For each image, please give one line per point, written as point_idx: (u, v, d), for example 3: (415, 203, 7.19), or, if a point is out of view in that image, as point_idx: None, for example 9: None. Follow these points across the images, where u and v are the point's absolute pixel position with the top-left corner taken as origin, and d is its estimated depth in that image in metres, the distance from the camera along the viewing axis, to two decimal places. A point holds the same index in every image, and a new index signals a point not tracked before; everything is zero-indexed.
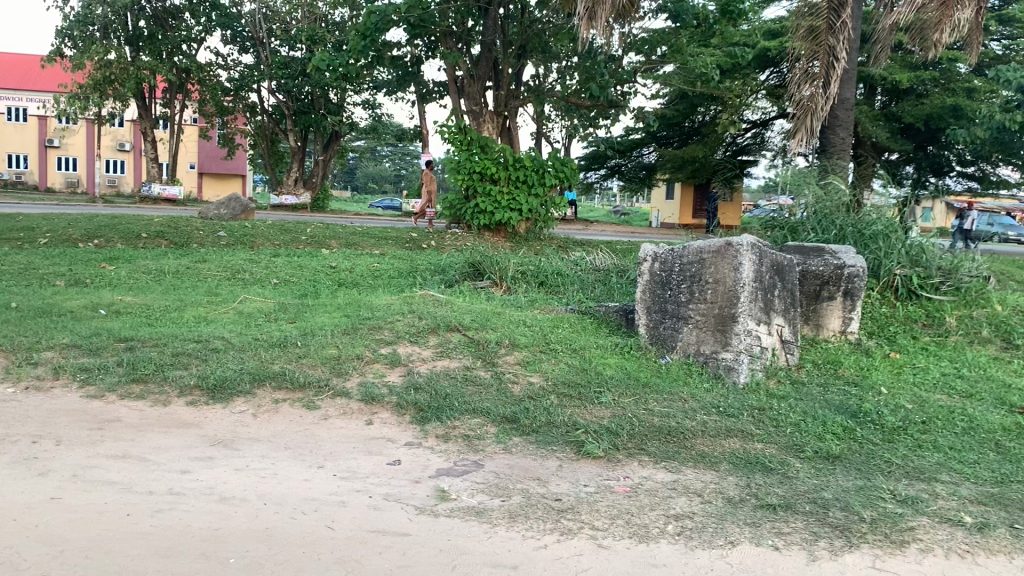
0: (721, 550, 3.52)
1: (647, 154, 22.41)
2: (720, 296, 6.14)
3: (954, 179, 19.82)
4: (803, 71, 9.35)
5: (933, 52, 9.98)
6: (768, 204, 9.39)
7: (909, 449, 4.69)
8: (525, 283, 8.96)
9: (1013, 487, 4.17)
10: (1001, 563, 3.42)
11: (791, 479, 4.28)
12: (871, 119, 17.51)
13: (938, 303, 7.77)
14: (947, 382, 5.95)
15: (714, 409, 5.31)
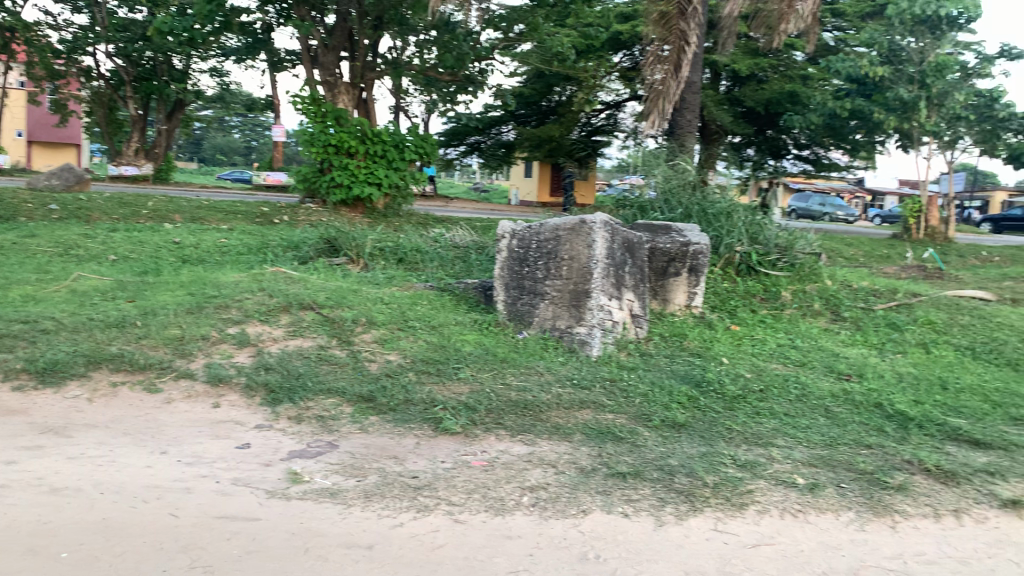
0: (574, 519, 3.60)
1: (505, 132, 22.48)
2: (574, 272, 6.28)
3: (790, 162, 20.97)
4: (654, 55, 9.66)
5: (776, 41, 10.46)
6: (620, 183, 9.63)
7: (748, 416, 4.95)
8: (383, 260, 8.85)
9: (840, 449, 4.48)
10: (829, 520, 3.67)
11: (640, 447, 4.44)
12: (715, 103, 18.15)
13: (775, 278, 8.23)
14: (783, 353, 6.33)
15: (569, 381, 5.42)
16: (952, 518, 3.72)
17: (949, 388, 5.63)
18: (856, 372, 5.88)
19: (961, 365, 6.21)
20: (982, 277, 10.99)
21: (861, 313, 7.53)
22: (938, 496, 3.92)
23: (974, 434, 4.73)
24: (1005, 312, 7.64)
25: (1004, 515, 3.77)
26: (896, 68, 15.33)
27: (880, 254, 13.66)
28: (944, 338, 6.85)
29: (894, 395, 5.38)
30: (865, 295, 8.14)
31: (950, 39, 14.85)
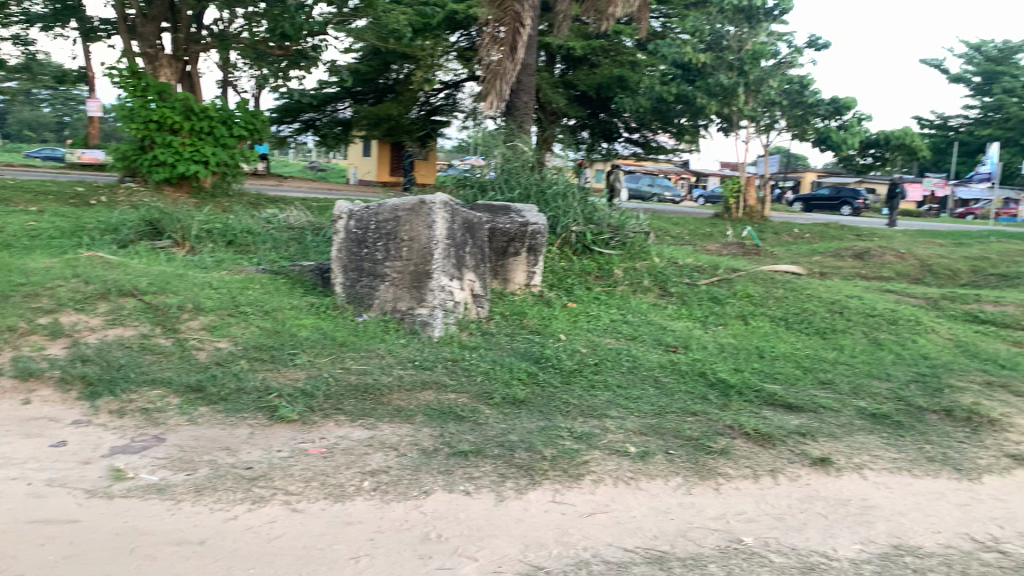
0: (415, 500, 3.59)
1: (342, 110, 22.01)
2: (415, 253, 6.24)
3: (622, 145, 21.70)
4: (490, 36, 9.69)
5: (607, 25, 10.77)
6: (461, 164, 9.54)
7: (583, 389, 5.11)
8: (211, 242, 8.46)
9: (668, 418, 4.71)
10: (660, 485, 3.85)
11: (481, 425, 4.48)
12: (551, 86, 18.50)
13: (608, 257, 8.52)
14: (616, 328, 6.56)
15: (410, 363, 5.39)
16: (769, 478, 3.99)
17: (765, 356, 6.04)
18: (681, 344, 6.19)
19: (776, 335, 6.66)
20: (793, 253, 11.83)
21: (686, 289, 7.90)
22: (757, 458, 4.19)
23: (787, 399, 5.10)
24: (813, 285, 8.25)
25: (814, 472, 4.08)
26: (717, 55, 16.16)
27: (704, 232, 14.42)
28: (760, 310, 7.32)
29: (717, 364, 5.72)
30: (690, 271, 8.56)
31: (765, 28, 15.72)
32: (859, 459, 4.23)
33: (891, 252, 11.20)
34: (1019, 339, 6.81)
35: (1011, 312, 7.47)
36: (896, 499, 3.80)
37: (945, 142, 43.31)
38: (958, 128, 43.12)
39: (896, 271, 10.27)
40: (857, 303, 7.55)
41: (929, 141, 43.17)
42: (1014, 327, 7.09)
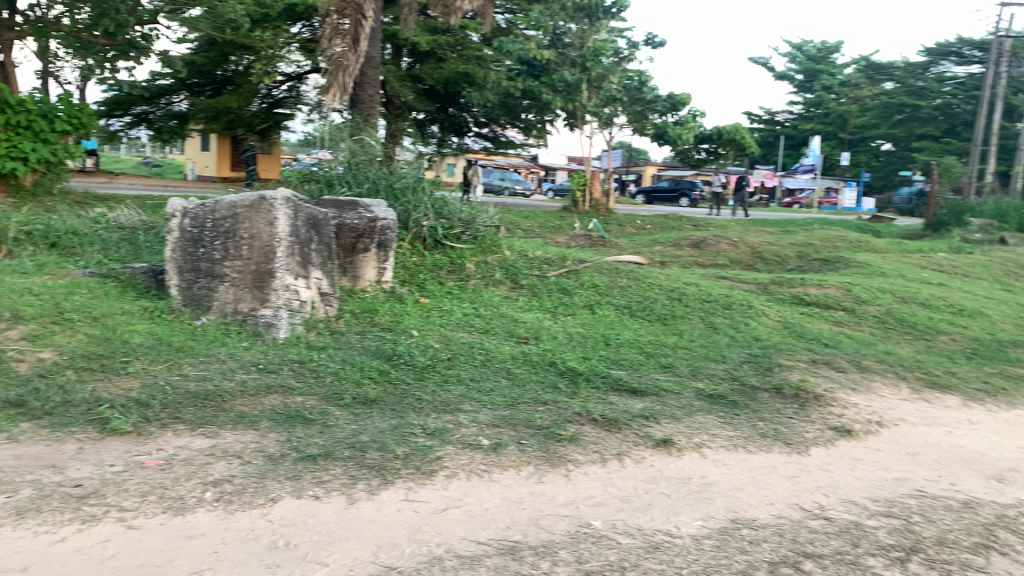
0: (262, 509, 3.47)
1: (177, 102, 20.88)
2: (256, 252, 6.02)
3: (472, 139, 21.59)
4: (332, 27, 9.48)
5: (454, 19, 10.77)
6: (307, 158, 9.22)
7: (436, 385, 5.09)
8: (32, 245, 7.86)
9: (520, 408, 4.76)
10: (512, 476, 3.89)
11: (330, 427, 4.38)
12: (398, 79, 17.82)
13: (459, 251, 8.54)
14: (468, 322, 6.57)
15: (254, 367, 5.20)
16: (616, 461, 4.11)
17: (611, 343, 6.22)
18: (532, 335, 6.28)
19: (621, 323, 6.88)
20: (637, 243, 12.25)
21: (536, 280, 8.03)
22: (604, 442, 4.32)
23: (632, 384, 5.27)
24: (655, 274, 8.58)
25: (657, 453, 4.24)
26: (560, 52, 16.53)
27: (553, 225, 14.69)
28: (606, 299, 7.54)
29: (566, 354, 5.85)
30: (540, 264, 8.70)
31: (604, 25, 16.34)
32: (699, 439, 4.43)
33: (726, 240, 11.81)
34: (840, 318, 7.35)
35: (832, 294, 8.04)
36: (733, 475, 4.01)
37: (772, 135, 46.11)
38: (784, 123, 46.07)
39: (730, 258, 10.84)
40: (696, 289, 7.90)
41: (759, 135, 45.88)
42: (835, 307, 7.64)
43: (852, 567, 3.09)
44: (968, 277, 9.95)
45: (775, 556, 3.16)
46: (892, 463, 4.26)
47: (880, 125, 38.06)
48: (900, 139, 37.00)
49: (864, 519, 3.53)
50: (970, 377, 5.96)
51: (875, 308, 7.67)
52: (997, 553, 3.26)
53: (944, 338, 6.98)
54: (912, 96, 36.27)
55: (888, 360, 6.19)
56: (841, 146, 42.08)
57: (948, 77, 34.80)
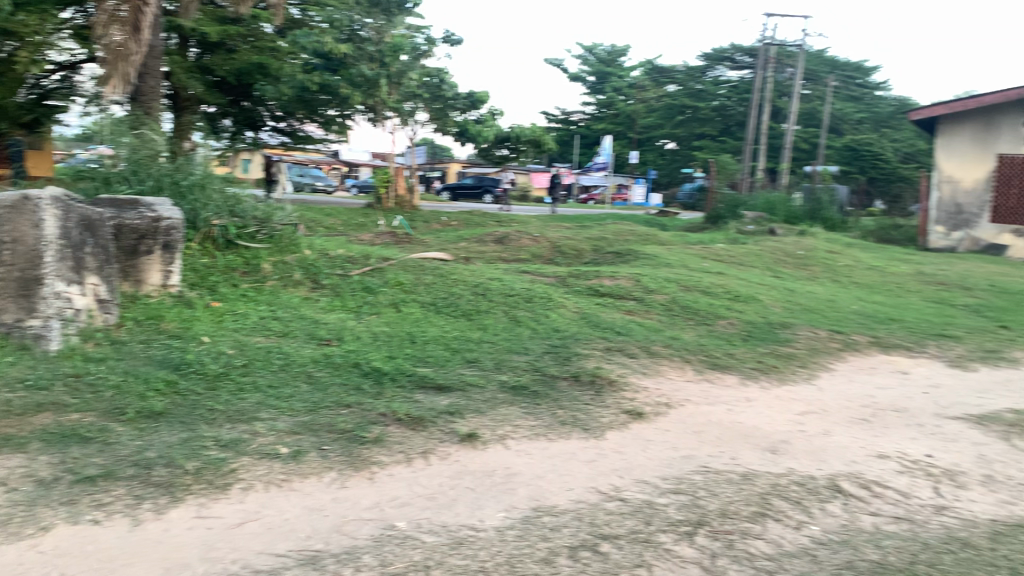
0: (32, 539, 3.14)
1: None
2: (19, 257, 5.47)
3: (268, 134, 20.80)
4: (106, 13, 8.73)
5: (243, 7, 10.32)
6: (85, 154, 8.52)
7: (230, 394, 4.84)
8: None
9: (322, 413, 4.63)
10: (313, 483, 3.77)
11: (111, 445, 4.05)
12: (184, 71, 16.83)
13: (254, 251, 8.18)
14: (265, 325, 6.31)
15: (21, 384, 4.72)
16: (421, 460, 4.09)
17: (416, 341, 6.19)
18: (334, 336, 6.13)
19: (425, 320, 6.87)
20: (441, 240, 12.27)
21: (338, 279, 7.85)
22: (408, 442, 4.27)
23: (436, 381, 5.27)
24: (458, 269, 8.63)
25: (462, 448, 4.26)
26: (358, 46, 16.27)
27: (356, 222, 14.44)
28: (411, 296, 7.49)
29: (370, 354, 5.75)
30: (341, 262, 8.52)
31: (400, 21, 16.49)
32: (502, 431, 4.50)
33: (527, 235, 12.07)
34: (632, 307, 7.73)
35: (624, 285, 8.44)
36: (535, 464, 4.09)
37: (568, 135, 47.54)
38: (578, 122, 47.76)
39: (531, 253, 11.11)
40: (499, 284, 8.02)
41: (555, 133, 47.36)
42: (627, 297, 8.02)
43: (645, 544, 3.24)
44: (744, 265, 10.79)
45: (575, 540, 3.25)
46: (680, 441, 4.52)
47: (665, 125, 40.50)
48: (684, 138, 39.53)
49: (656, 498, 3.71)
50: (747, 358, 6.45)
51: (663, 297, 8.14)
52: (772, 519, 3.54)
53: (723, 322, 7.51)
54: (692, 98, 38.97)
55: (675, 346, 6.58)
56: (630, 145, 44.37)
57: (723, 80, 38.05)
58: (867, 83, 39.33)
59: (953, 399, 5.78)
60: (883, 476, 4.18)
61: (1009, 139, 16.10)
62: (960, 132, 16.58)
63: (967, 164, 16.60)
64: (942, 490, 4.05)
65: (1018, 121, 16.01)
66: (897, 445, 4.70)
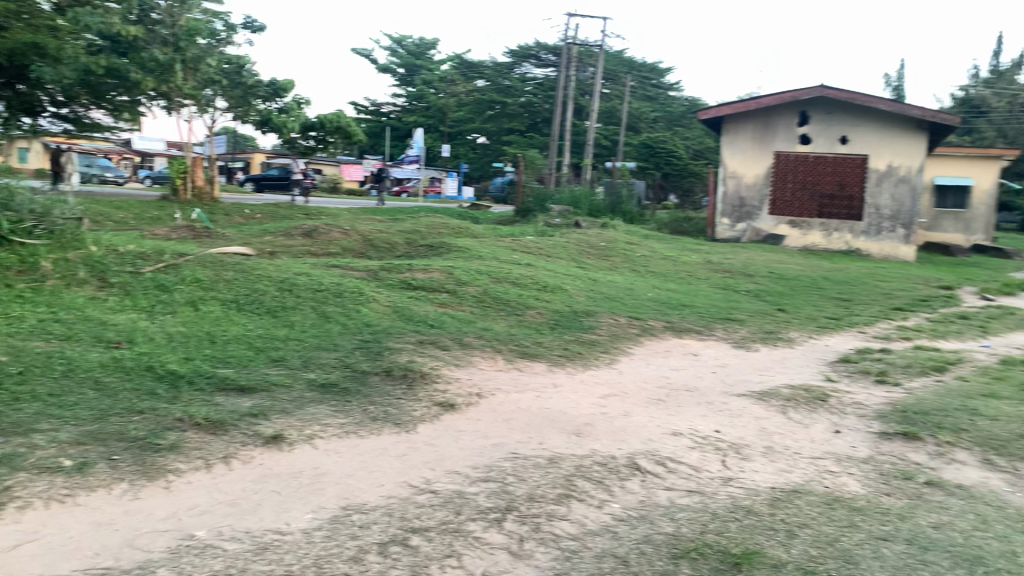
0: None
1: None
2: None
3: (48, 121, 19.13)
4: None
5: None
6: None
7: (3, 405, 4.40)
8: None
9: (111, 421, 4.32)
10: (101, 497, 3.50)
11: None
12: None
13: (31, 248, 7.46)
14: (44, 329, 5.79)
15: None
16: (222, 465, 3.91)
17: (216, 341, 5.90)
18: (125, 339, 5.73)
19: (226, 318, 6.56)
20: (244, 234, 11.78)
21: (129, 277, 7.34)
22: (208, 447, 4.08)
23: (238, 382, 5.05)
24: (263, 265, 8.32)
25: (267, 450, 4.11)
26: (149, 30, 15.34)
27: (150, 216, 13.60)
28: (210, 294, 7.14)
29: (165, 356, 5.42)
30: (132, 259, 7.98)
31: (196, 4, 15.61)
32: (310, 431, 4.39)
33: (336, 229, 11.82)
34: (444, 300, 7.75)
35: (436, 277, 8.46)
36: (344, 462, 4.02)
37: (379, 126, 46.56)
38: (389, 114, 46.88)
39: (341, 247, 10.90)
40: (305, 279, 7.81)
41: (365, 125, 46.37)
42: (439, 290, 8.04)
43: (455, 534, 3.27)
44: (551, 257, 11.13)
45: (384, 536, 3.23)
46: (490, 430, 4.60)
47: (474, 120, 41.02)
48: (492, 132, 40.21)
49: (466, 487, 3.76)
50: (553, 346, 6.66)
51: (474, 289, 8.23)
52: (576, 500, 3.68)
53: (531, 312, 7.72)
54: (500, 94, 39.73)
55: (486, 337, 6.67)
56: (441, 138, 44.54)
57: (529, 77, 39.07)
58: (661, 84, 41.68)
59: (739, 377, 6.25)
60: (677, 452, 4.45)
61: (784, 137, 17.61)
62: (742, 131, 17.92)
63: (748, 160, 17.95)
64: (729, 462, 4.37)
65: (792, 121, 17.53)
66: (690, 422, 5.03)
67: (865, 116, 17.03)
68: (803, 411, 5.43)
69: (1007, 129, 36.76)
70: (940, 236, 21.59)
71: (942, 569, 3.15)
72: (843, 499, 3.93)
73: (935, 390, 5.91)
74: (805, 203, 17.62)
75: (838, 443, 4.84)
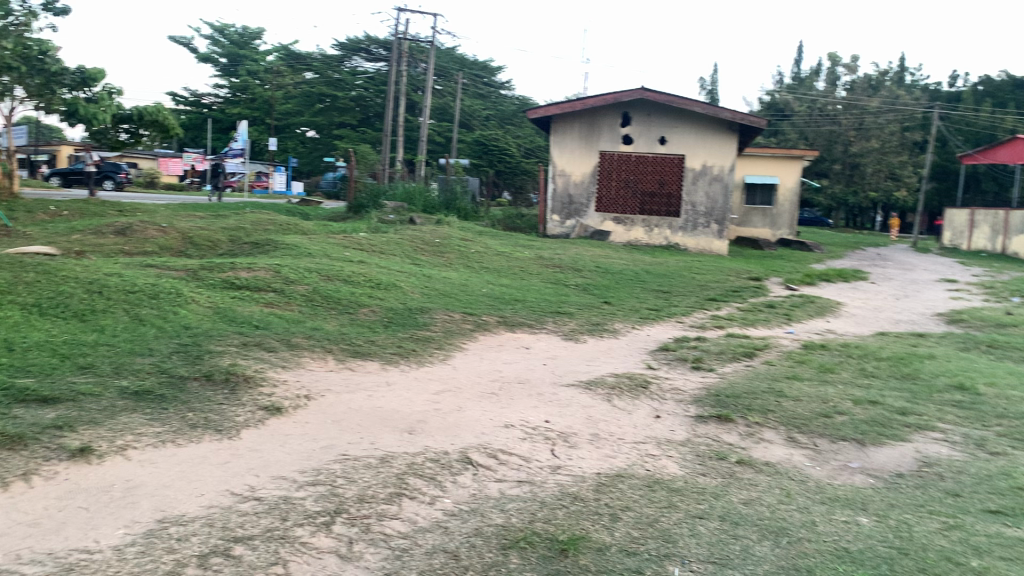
0: None
1: None
2: None
3: None
4: None
5: None
6: None
7: None
8: None
9: None
10: None
11: None
12: None
13: None
14: None
15: None
16: (22, 482, 3.60)
17: (15, 348, 5.43)
18: None
19: (26, 323, 6.05)
20: (47, 232, 10.90)
21: None
22: (4, 464, 3.74)
23: (41, 392, 4.67)
24: (70, 266, 7.73)
25: (74, 465, 3.83)
26: None
27: None
28: (7, 297, 6.54)
29: None
30: None
31: None
32: (122, 441, 4.13)
33: (153, 226, 11.17)
34: (270, 300, 7.50)
35: (262, 276, 8.17)
36: (160, 474, 3.80)
37: (200, 118, 44.44)
38: (211, 106, 44.78)
39: (158, 245, 10.32)
40: (117, 280, 7.34)
41: (185, 116, 44.14)
42: (265, 289, 7.78)
43: (281, 541, 3.17)
44: (383, 254, 11.01)
45: (205, 548, 3.08)
46: (319, 433, 4.49)
47: (303, 113, 39.99)
48: (322, 126, 39.41)
49: (293, 492, 3.65)
50: (386, 344, 6.61)
51: (303, 287, 8.02)
52: (408, 498, 3.67)
53: (363, 310, 7.61)
54: (330, 87, 38.90)
55: (316, 337, 6.50)
56: (267, 131, 43.04)
57: (360, 71, 38.54)
58: (492, 82, 42.30)
59: (568, 369, 6.44)
60: (508, 444, 4.52)
61: (609, 137, 18.26)
62: (569, 129, 18.41)
63: (576, 159, 18.48)
64: (557, 451, 4.49)
65: (615, 122, 18.22)
66: (520, 415, 5.12)
67: (682, 118, 17.98)
68: (627, 398, 5.66)
69: (806, 132, 39.20)
70: (750, 231, 23.10)
71: (751, 542, 3.37)
72: (662, 480, 4.13)
73: (746, 374, 6.35)
74: (629, 201, 18.35)
75: (658, 427, 5.09)
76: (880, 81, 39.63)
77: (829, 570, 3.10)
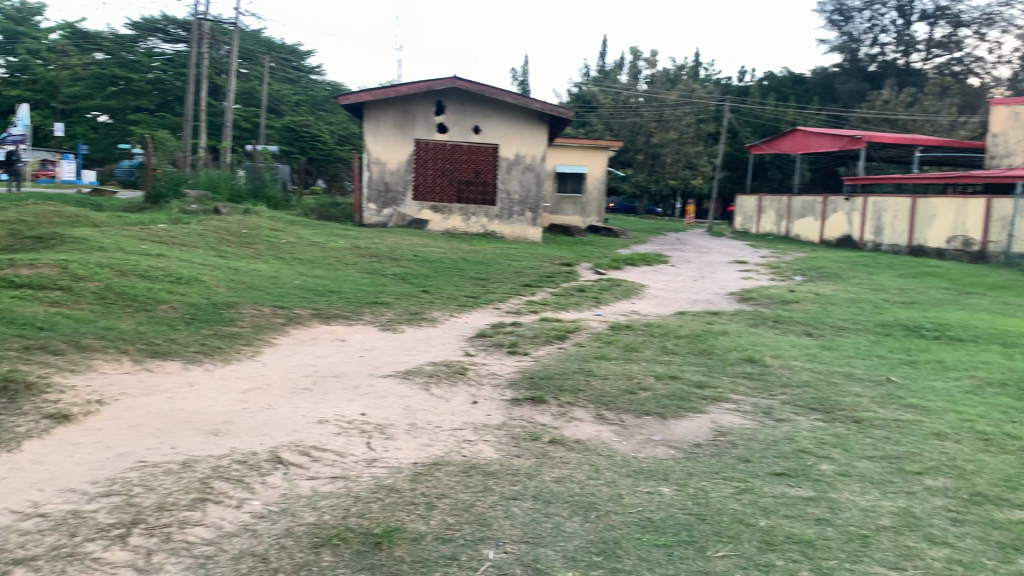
0: None
1: None
2: None
3: None
4: None
5: None
6: None
7: None
8: None
9: None
10: None
11: None
12: None
13: None
14: None
15: None
16: None
17: None
18: None
19: None
20: None
21: None
22: None
23: None
24: None
25: None
26: None
27: None
28: None
29: None
30: None
31: None
32: None
33: None
34: (58, 299, 6.92)
35: (47, 273, 7.51)
36: None
37: None
38: None
39: None
40: None
41: None
42: (51, 287, 7.17)
43: (69, 559, 2.94)
44: (186, 247, 10.44)
45: None
46: (112, 440, 4.20)
47: (93, 96, 37.20)
48: (116, 110, 36.87)
49: (82, 505, 3.39)
50: (189, 342, 6.27)
51: (94, 284, 7.45)
52: (212, 503, 3.50)
53: (164, 307, 7.19)
54: (123, 69, 36.55)
55: (110, 337, 6.07)
56: (53, 116, 39.55)
57: (156, 52, 36.45)
58: (302, 67, 41.25)
59: (384, 359, 6.38)
60: (322, 440, 4.42)
61: (424, 125, 18.19)
62: (382, 117, 18.05)
63: (390, 147, 18.22)
64: (373, 444, 4.44)
65: (429, 110, 18.17)
66: (335, 409, 5.02)
67: (495, 108, 18.26)
68: (444, 385, 5.69)
69: (612, 124, 40.53)
70: (562, 219, 23.82)
71: (562, 519, 3.48)
72: (477, 465, 4.18)
73: (558, 356, 6.55)
74: (445, 189, 18.41)
75: (474, 413, 5.14)
76: (677, 76, 42.23)
77: (633, 540, 3.26)
